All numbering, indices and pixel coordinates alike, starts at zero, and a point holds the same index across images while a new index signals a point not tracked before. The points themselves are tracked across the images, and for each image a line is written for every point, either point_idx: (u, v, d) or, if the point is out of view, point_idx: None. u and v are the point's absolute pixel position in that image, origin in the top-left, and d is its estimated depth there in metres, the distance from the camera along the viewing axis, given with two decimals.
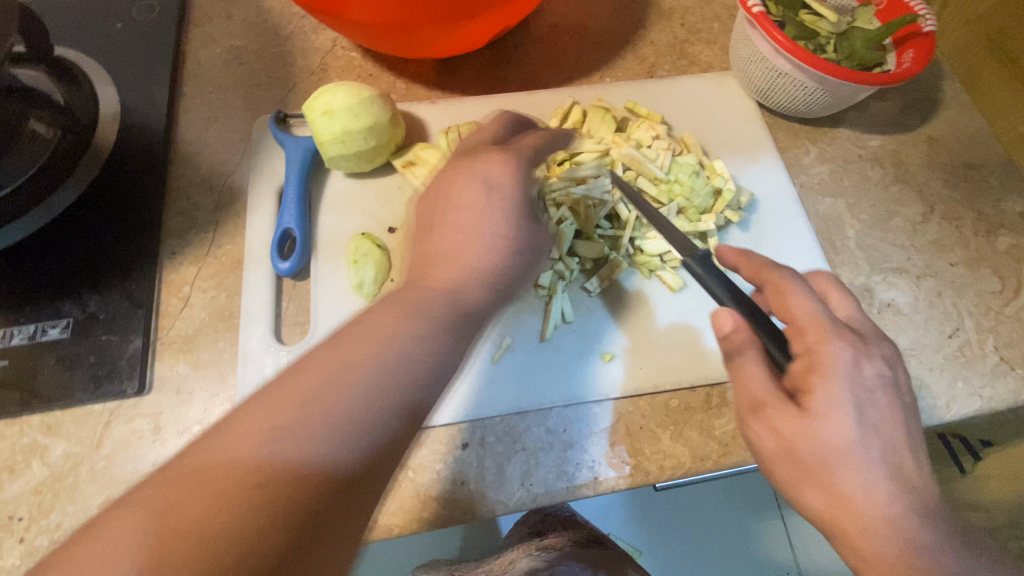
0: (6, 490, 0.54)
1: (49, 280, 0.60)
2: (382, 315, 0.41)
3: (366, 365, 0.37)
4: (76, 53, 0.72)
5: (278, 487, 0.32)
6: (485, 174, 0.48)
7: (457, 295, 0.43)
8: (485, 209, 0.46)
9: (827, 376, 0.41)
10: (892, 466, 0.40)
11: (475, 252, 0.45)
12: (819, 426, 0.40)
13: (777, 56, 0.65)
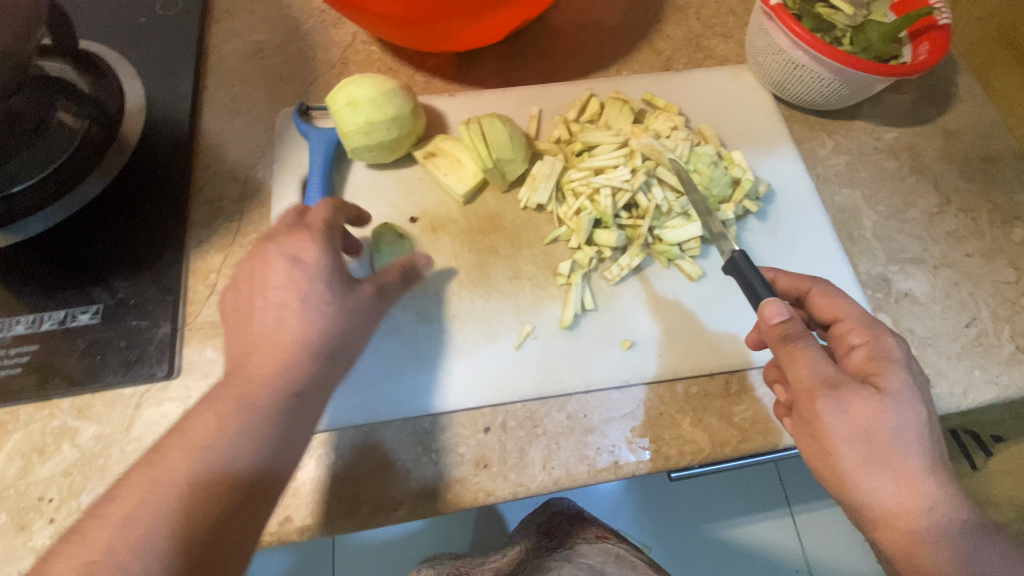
0: (37, 472, 0.55)
1: (78, 268, 0.61)
2: (233, 385, 0.47)
3: (232, 421, 0.44)
4: (101, 46, 0.73)
5: (192, 509, 0.41)
6: (287, 252, 0.51)
7: (308, 355, 0.48)
8: (291, 284, 0.50)
9: (889, 362, 0.46)
10: (934, 450, 0.45)
11: (294, 325, 0.49)
12: (892, 407, 0.44)
13: (795, 48, 0.66)
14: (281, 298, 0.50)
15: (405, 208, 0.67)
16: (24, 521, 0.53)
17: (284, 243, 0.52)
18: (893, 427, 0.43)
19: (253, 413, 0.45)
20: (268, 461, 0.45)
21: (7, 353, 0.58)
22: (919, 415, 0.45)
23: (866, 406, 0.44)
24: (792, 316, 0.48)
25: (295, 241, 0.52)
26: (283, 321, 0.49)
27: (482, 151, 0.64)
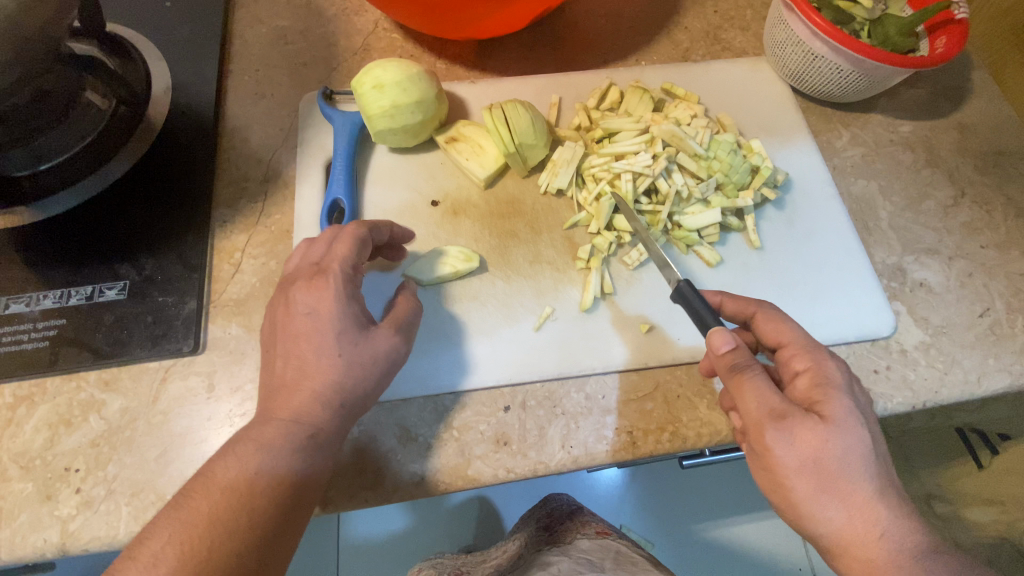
0: (63, 443, 0.55)
1: (105, 244, 0.62)
2: (282, 403, 0.47)
3: (249, 464, 0.44)
4: (129, 30, 0.74)
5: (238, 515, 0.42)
6: (303, 302, 0.50)
7: (325, 397, 0.48)
8: (309, 336, 0.49)
9: (832, 389, 0.46)
10: (887, 475, 0.45)
11: (329, 362, 0.48)
12: (836, 435, 0.43)
13: (814, 39, 0.66)
14: (301, 347, 0.49)
15: (427, 191, 0.68)
16: (51, 490, 0.53)
17: (302, 291, 0.50)
18: (838, 456, 0.43)
19: (275, 458, 0.45)
20: (288, 503, 0.44)
21: (35, 326, 0.59)
22: (865, 439, 0.44)
23: (810, 433, 0.44)
24: (738, 344, 0.49)
25: (311, 290, 0.50)
26: (306, 365, 0.48)
27: (504, 135, 0.65)
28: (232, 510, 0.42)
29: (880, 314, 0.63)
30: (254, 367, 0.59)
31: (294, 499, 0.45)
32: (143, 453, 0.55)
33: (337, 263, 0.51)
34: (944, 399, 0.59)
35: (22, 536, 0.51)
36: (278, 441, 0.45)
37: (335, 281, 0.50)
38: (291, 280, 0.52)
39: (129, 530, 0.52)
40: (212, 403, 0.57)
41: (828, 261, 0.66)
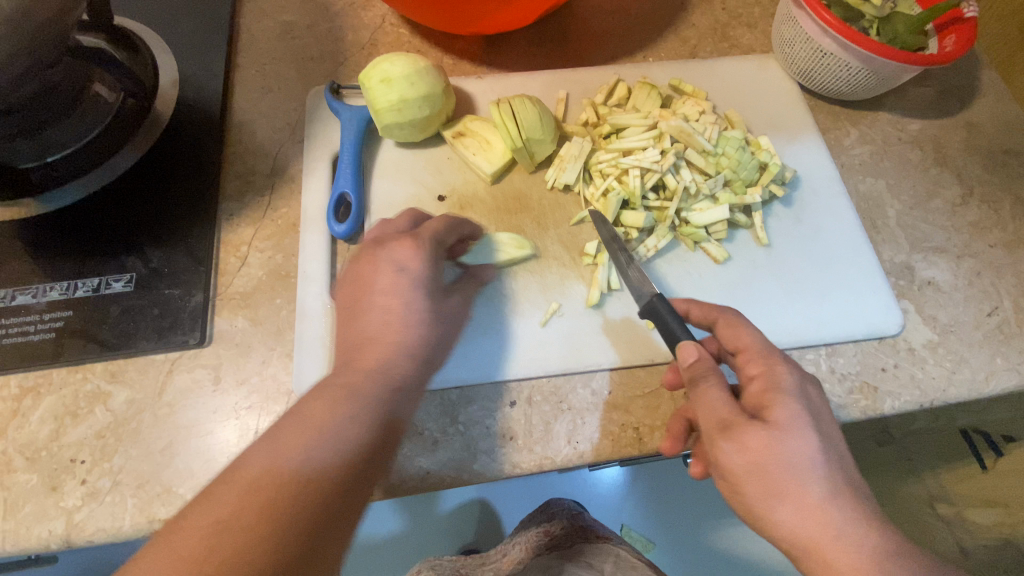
0: (69, 434, 0.55)
1: (112, 236, 0.62)
2: (342, 378, 0.46)
3: (312, 437, 0.41)
4: (136, 22, 0.74)
5: (310, 485, 0.39)
6: (395, 259, 0.52)
7: (397, 366, 0.47)
8: (398, 291, 0.50)
9: (781, 393, 0.44)
10: (847, 479, 0.42)
11: (399, 328, 0.49)
12: (781, 439, 0.42)
13: (824, 36, 0.66)
14: (384, 303, 0.50)
15: (433, 186, 0.68)
16: (57, 482, 0.53)
17: (394, 249, 0.52)
18: (785, 461, 0.41)
19: (337, 429, 0.42)
20: (359, 473, 0.41)
21: (42, 318, 0.59)
22: (816, 443, 0.42)
23: (754, 439, 0.42)
24: (705, 355, 0.48)
25: (403, 247, 0.52)
26: (386, 325, 0.49)
27: (512, 130, 0.65)
28: (296, 482, 0.38)
29: (888, 312, 0.63)
30: (259, 360, 0.59)
31: (365, 472, 0.41)
32: (149, 445, 0.55)
33: (429, 232, 0.54)
34: (951, 398, 0.59)
35: (28, 527, 0.51)
36: (343, 414, 0.43)
37: (427, 245, 0.53)
38: (378, 241, 0.54)
39: (134, 522, 0.52)
40: (218, 396, 0.57)
41: (835, 259, 0.65)
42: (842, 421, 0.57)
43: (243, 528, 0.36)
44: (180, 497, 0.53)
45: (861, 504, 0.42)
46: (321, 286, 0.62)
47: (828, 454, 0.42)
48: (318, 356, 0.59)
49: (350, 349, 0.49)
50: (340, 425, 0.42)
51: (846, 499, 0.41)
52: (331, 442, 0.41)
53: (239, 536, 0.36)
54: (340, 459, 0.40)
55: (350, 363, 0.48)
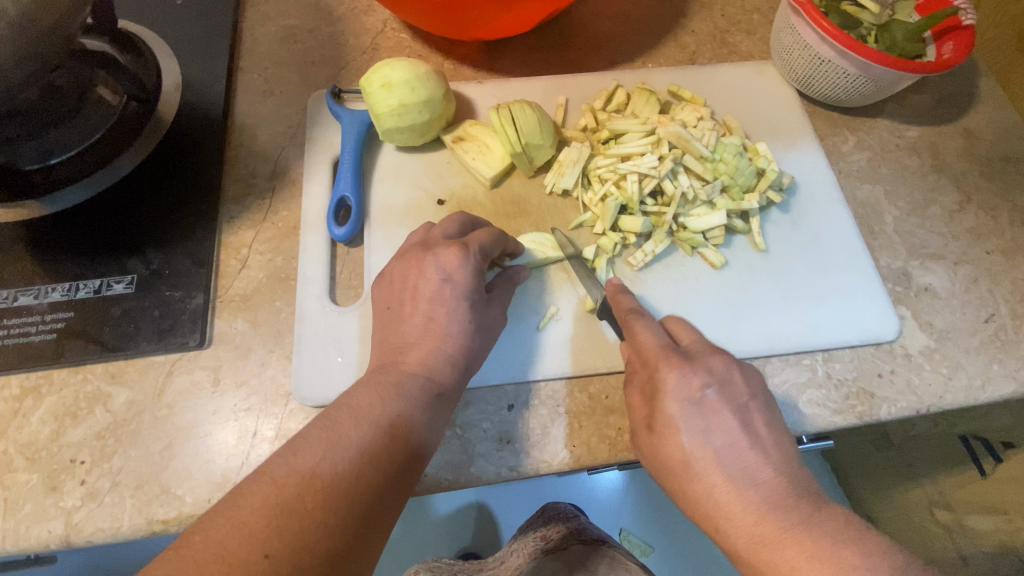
0: (69, 435, 0.56)
1: (114, 238, 0.63)
2: (380, 380, 0.48)
3: (347, 435, 0.42)
4: (140, 26, 0.75)
5: (348, 480, 0.40)
6: (440, 266, 0.54)
7: (433, 377, 0.50)
8: (442, 299, 0.53)
9: (661, 397, 0.50)
10: (735, 466, 0.47)
11: (439, 335, 0.52)
12: (660, 443, 0.50)
13: (822, 43, 0.67)
14: (429, 309, 0.53)
15: (433, 190, 0.68)
16: (56, 482, 0.54)
17: (440, 256, 0.54)
18: (665, 462, 0.49)
19: (371, 432, 0.43)
20: (392, 474, 0.43)
21: (43, 319, 0.59)
22: (693, 441, 0.49)
23: (645, 443, 0.51)
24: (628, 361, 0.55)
25: (449, 256, 0.54)
26: (428, 332, 0.52)
27: (511, 135, 0.65)
28: (327, 477, 0.40)
29: (885, 318, 0.63)
30: (259, 362, 0.59)
31: (392, 481, 0.42)
32: (148, 446, 0.55)
33: (478, 243, 0.55)
34: (948, 404, 0.59)
35: (27, 527, 0.52)
36: (377, 418, 0.44)
37: (473, 257, 0.54)
38: (426, 246, 0.56)
39: (132, 523, 0.52)
40: (217, 397, 0.58)
41: (833, 265, 0.66)
42: (839, 426, 0.57)
43: (284, 516, 0.37)
44: (178, 498, 0.53)
45: (755, 491, 0.46)
46: (321, 288, 0.63)
47: (710, 449, 0.48)
48: (316, 358, 0.60)
49: (390, 357, 0.52)
50: (373, 429, 0.44)
51: (736, 488, 0.47)
52: (364, 444, 0.42)
53: (279, 525, 0.36)
54: (371, 462, 0.42)
55: (387, 369, 0.50)
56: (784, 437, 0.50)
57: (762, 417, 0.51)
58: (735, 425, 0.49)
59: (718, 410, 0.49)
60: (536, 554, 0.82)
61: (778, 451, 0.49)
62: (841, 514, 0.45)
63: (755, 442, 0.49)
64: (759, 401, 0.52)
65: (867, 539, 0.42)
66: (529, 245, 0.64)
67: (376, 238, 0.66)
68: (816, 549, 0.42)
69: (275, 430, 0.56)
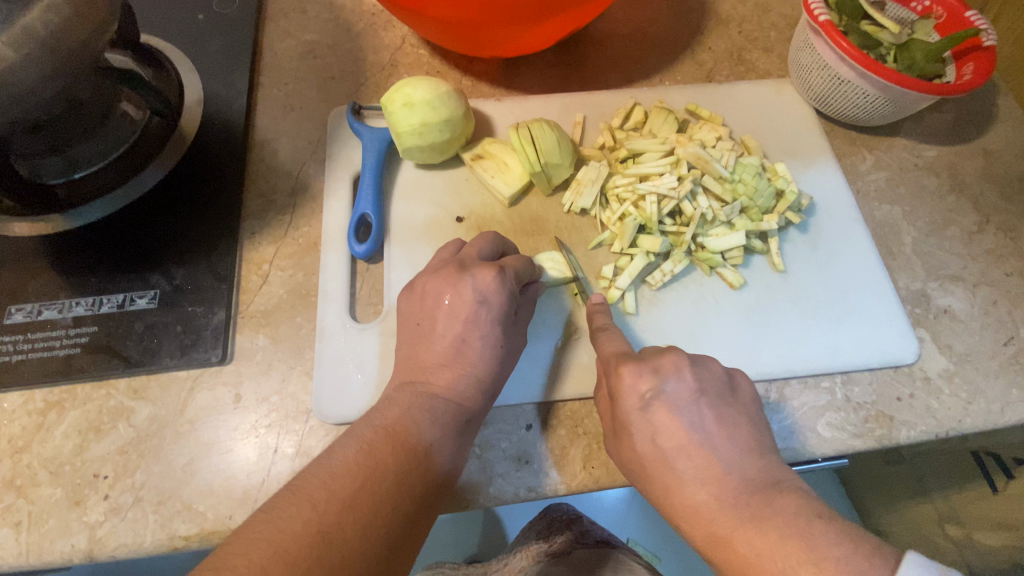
0: (94, 449, 0.56)
1: (137, 253, 0.64)
2: (405, 399, 0.50)
3: (384, 462, 0.43)
4: (163, 42, 0.76)
5: (384, 509, 0.41)
6: (477, 287, 0.54)
7: (462, 403, 0.51)
8: (477, 322, 0.53)
9: (616, 399, 0.51)
10: (695, 469, 0.47)
11: (469, 361, 0.53)
12: (622, 446, 0.52)
13: (841, 64, 0.67)
14: (461, 331, 0.53)
15: (452, 207, 0.69)
16: (80, 497, 0.54)
17: (476, 277, 0.54)
18: (629, 466, 0.51)
19: (405, 459, 0.44)
20: (421, 504, 0.44)
21: (67, 333, 0.60)
22: (649, 443, 0.49)
23: (612, 446, 0.53)
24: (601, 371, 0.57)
25: (486, 277, 0.54)
26: (459, 354, 0.53)
27: (530, 154, 0.66)
28: (366, 505, 0.40)
29: (904, 340, 0.63)
30: (280, 378, 0.60)
31: (422, 508, 0.44)
32: (170, 461, 0.56)
33: (513, 267, 0.57)
34: (968, 428, 0.59)
35: (50, 542, 0.52)
36: (413, 445, 0.45)
37: (509, 280, 0.55)
38: (462, 265, 0.56)
39: (155, 539, 0.53)
40: (238, 413, 0.58)
41: (851, 286, 0.66)
42: (858, 450, 0.57)
43: (324, 543, 0.37)
44: (200, 514, 0.54)
45: (706, 489, 0.46)
46: (341, 305, 0.63)
47: (662, 450, 0.49)
48: (337, 375, 0.60)
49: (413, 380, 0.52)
50: (409, 457, 0.44)
51: (694, 485, 0.47)
52: (401, 471, 0.43)
53: (319, 553, 0.37)
54: (405, 491, 0.43)
55: (412, 386, 0.51)
56: (738, 433, 0.49)
57: (715, 414, 0.50)
58: (686, 424, 0.49)
59: (668, 410, 0.49)
60: (540, 559, 0.76)
61: (731, 448, 0.48)
62: (792, 503, 0.43)
63: (707, 441, 0.48)
64: (713, 397, 0.51)
65: (814, 528, 0.40)
66: (548, 264, 0.64)
67: (395, 254, 0.66)
68: (763, 544, 0.41)
69: (295, 446, 0.57)
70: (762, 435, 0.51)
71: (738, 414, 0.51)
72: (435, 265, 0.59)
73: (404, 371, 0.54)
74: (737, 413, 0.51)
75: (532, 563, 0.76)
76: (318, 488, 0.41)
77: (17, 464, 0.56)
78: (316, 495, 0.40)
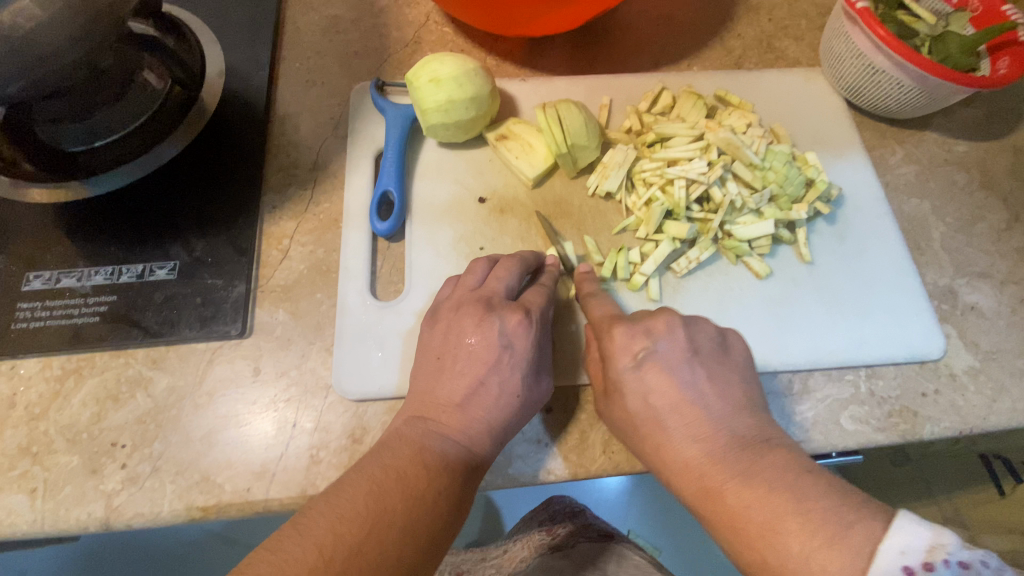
0: (111, 418, 0.56)
1: (155, 224, 0.63)
2: (419, 435, 0.48)
3: (391, 508, 0.41)
4: (185, 12, 0.74)
5: (386, 561, 0.39)
6: (504, 331, 0.53)
7: (473, 449, 0.49)
8: (499, 366, 0.52)
9: (609, 361, 0.52)
10: (691, 431, 0.47)
11: (487, 405, 0.50)
12: (614, 406, 0.52)
13: (877, 53, 0.65)
14: (482, 373, 0.51)
15: (475, 187, 0.68)
16: (97, 465, 0.54)
17: (504, 318, 0.53)
18: (620, 426, 0.51)
19: (415, 506, 0.42)
20: (426, 553, 0.42)
21: (86, 301, 0.60)
22: (641, 403, 0.50)
23: (603, 406, 0.53)
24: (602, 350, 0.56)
25: (514, 321, 0.53)
26: (475, 397, 0.51)
27: (558, 135, 0.64)
28: (372, 555, 0.39)
29: (930, 337, 0.62)
30: (300, 353, 0.59)
31: (427, 558, 0.42)
32: (188, 433, 0.55)
33: (539, 308, 0.55)
34: (992, 426, 0.58)
35: (67, 509, 0.52)
36: (423, 489, 0.44)
37: (536, 327, 0.54)
38: (488, 303, 0.54)
39: (172, 508, 0.52)
40: (258, 387, 0.58)
41: (878, 281, 0.65)
42: (881, 444, 0.57)
43: None
44: (218, 486, 0.53)
45: (697, 445, 0.47)
46: (362, 282, 0.63)
47: (654, 409, 0.49)
48: (356, 353, 0.60)
49: (427, 412, 0.51)
50: (418, 504, 0.43)
51: (684, 443, 0.47)
52: (409, 518, 0.42)
53: None
54: (411, 541, 0.41)
55: (424, 419, 0.50)
56: (730, 390, 0.50)
57: (707, 372, 0.50)
58: (679, 381, 0.49)
59: (661, 368, 0.50)
60: (541, 550, 0.76)
61: (721, 403, 0.49)
62: (783, 461, 0.44)
63: (697, 398, 0.49)
64: (705, 355, 0.51)
65: (806, 483, 0.42)
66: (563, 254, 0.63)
67: (417, 234, 0.65)
68: (752, 497, 0.42)
69: (314, 422, 0.56)
70: (753, 390, 0.51)
71: (729, 372, 0.51)
72: (456, 302, 0.56)
73: (419, 400, 0.52)
74: (728, 369, 0.51)
75: (531, 554, 0.77)
76: (321, 533, 0.39)
77: (33, 431, 0.55)
78: (318, 541, 0.39)
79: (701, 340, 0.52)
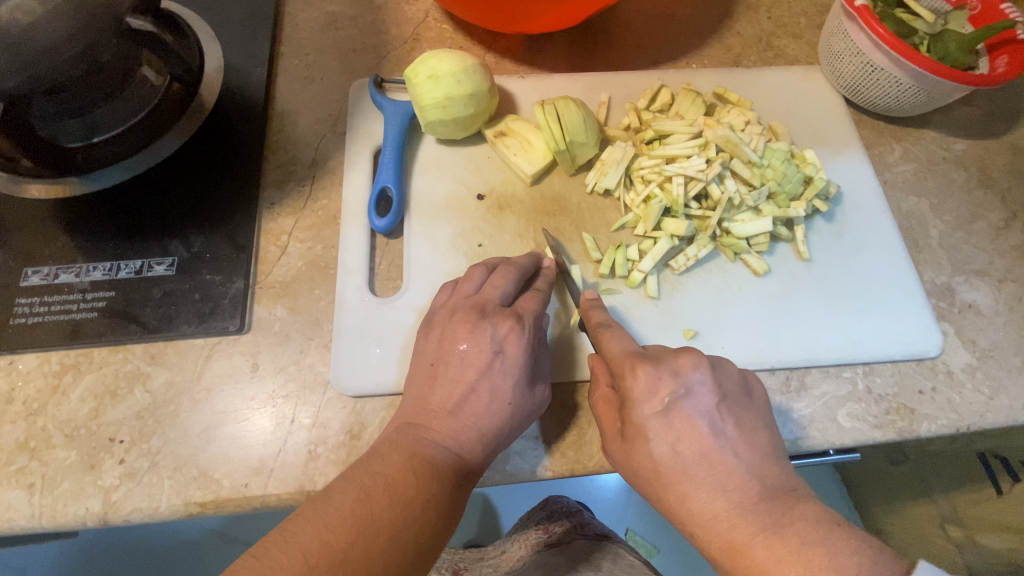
0: (109, 413, 0.56)
1: (153, 221, 0.63)
2: (410, 440, 0.48)
3: (379, 515, 0.41)
4: (184, 8, 0.74)
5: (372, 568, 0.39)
6: (495, 337, 0.52)
7: (463, 454, 0.49)
8: (489, 373, 0.51)
9: (631, 406, 0.49)
10: (718, 481, 0.46)
11: (480, 408, 0.50)
12: (633, 452, 0.49)
13: (875, 51, 0.65)
14: (473, 379, 0.51)
15: (473, 184, 0.68)
16: (95, 460, 0.54)
17: (496, 327, 0.53)
18: (638, 471, 0.49)
19: (404, 512, 0.42)
20: (413, 560, 0.41)
21: (84, 297, 0.59)
22: (666, 450, 0.48)
23: (618, 451, 0.51)
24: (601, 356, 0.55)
25: (505, 328, 0.53)
26: (466, 405, 0.51)
27: (556, 131, 0.64)
28: (358, 561, 0.39)
29: (928, 335, 0.62)
30: (298, 349, 0.59)
31: (414, 567, 0.41)
32: (186, 428, 0.55)
33: (531, 314, 0.55)
34: (989, 423, 0.58)
35: (64, 504, 0.52)
36: (413, 494, 0.43)
37: (527, 334, 0.54)
38: (481, 310, 0.54)
39: (170, 504, 0.53)
40: (257, 382, 0.58)
41: (876, 279, 0.65)
42: (878, 441, 0.57)
43: None
44: (215, 482, 0.53)
45: (726, 496, 0.45)
46: (360, 279, 0.63)
47: (681, 458, 0.47)
48: (354, 349, 0.60)
49: (420, 417, 0.50)
50: (408, 512, 0.42)
51: (711, 492, 0.46)
52: (397, 525, 0.41)
53: None
54: (399, 548, 0.41)
55: (415, 425, 0.50)
56: (756, 437, 0.49)
57: (734, 419, 0.49)
58: (707, 429, 0.47)
59: (687, 416, 0.48)
60: (538, 548, 0.76)
61: (750, 452, 0.47)
62: (811, 511, 0.43)
63: (726, 447, 0.47)
64: (732, 401, 0.50)
65: (836, 535, 0.41)
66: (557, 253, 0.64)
67: (415, 230, 0.65)
68: (785, 552, 0.41)
69: (312, 418, 0.56)
70: (773, 435, 0.51)
71: (754, 418, 0.50)
72: (452, 307, 0.56)
73: (413, 401, 0.52)
74: (752, 414, 0.50)
75: (529, 552, 0.76)
76: (307, 541, 0.39)
77: (31, 426, 0.55)
78: (303, 548, 0.39)
79: (726, 382, 0.51)
